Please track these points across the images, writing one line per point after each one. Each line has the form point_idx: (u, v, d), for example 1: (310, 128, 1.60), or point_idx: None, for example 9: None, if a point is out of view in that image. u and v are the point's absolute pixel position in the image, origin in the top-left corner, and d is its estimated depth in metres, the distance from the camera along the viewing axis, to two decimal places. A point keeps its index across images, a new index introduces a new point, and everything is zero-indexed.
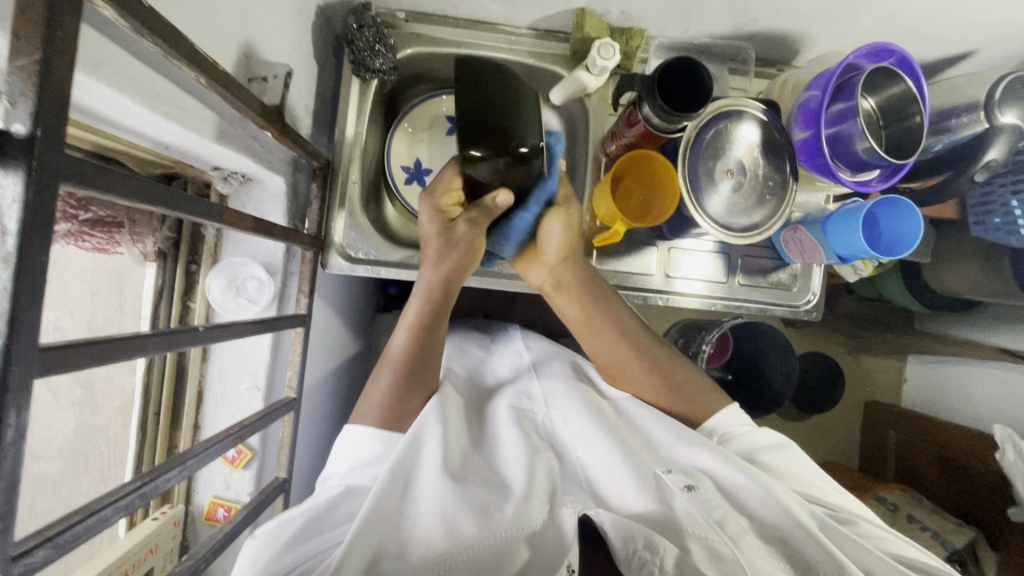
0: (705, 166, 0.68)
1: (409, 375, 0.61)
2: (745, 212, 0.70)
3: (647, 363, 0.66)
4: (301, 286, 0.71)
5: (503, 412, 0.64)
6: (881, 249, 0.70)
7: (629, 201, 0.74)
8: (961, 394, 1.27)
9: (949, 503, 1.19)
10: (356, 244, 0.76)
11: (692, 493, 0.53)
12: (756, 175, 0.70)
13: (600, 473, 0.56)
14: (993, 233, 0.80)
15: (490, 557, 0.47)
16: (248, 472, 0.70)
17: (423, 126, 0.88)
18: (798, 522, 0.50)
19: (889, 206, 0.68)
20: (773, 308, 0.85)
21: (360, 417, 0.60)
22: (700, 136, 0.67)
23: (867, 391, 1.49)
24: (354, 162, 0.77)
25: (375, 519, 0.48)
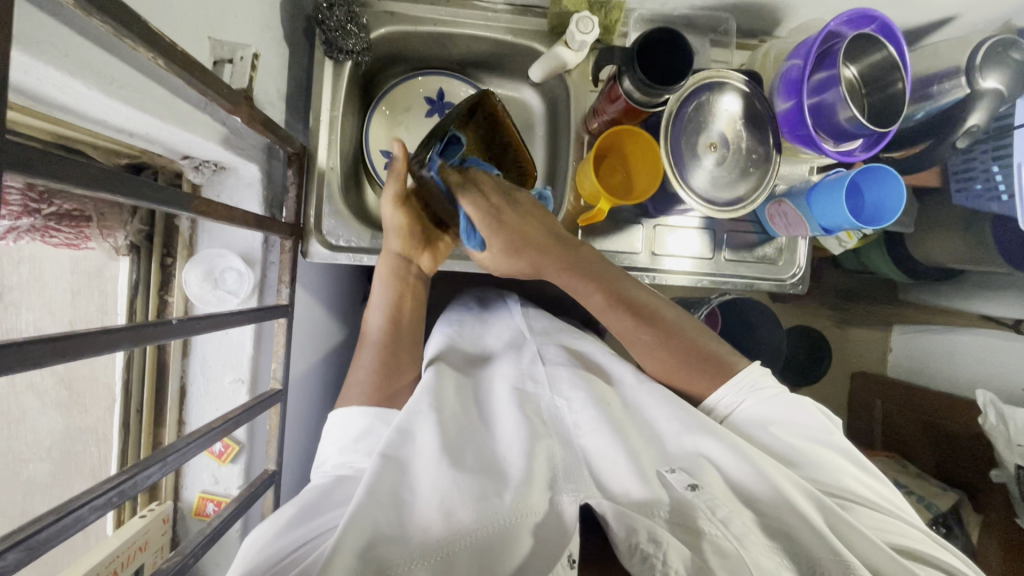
0: (687, 140, 0.68)
1: (385, 355, 0.69)
2: (729, 186, 0.69)
3: (652, 331, 0.68)
4: (282, 276, 0.69)
5: (506, 396, 0.64)
6: (866, 217, 0.69)
7: (612, 176, 0.73)
8: (946, 361, 1.30)
9: (935, 468, 1.23)
10: (336, 231, 0.75)
11: (697, 491, 0.52)
12: (728, 143, 0.69)
13: (603, 462, 0.56)
14: (974, 199, 0.81)
15: (489, 546, 0.47)
16: (236, 466, 0.69)
17: (402, 108, 0.86)
18: (803, 517, 0.50)
19: (871, 174, 0.68)
20: (760, 283, 0.84)
21: (347, 400, 0.65)
22: (683, 109, 0.67)
23: (854, 361, 1.53)
24: (332, 147, 0.75)
25: (370, 503, 0.47)
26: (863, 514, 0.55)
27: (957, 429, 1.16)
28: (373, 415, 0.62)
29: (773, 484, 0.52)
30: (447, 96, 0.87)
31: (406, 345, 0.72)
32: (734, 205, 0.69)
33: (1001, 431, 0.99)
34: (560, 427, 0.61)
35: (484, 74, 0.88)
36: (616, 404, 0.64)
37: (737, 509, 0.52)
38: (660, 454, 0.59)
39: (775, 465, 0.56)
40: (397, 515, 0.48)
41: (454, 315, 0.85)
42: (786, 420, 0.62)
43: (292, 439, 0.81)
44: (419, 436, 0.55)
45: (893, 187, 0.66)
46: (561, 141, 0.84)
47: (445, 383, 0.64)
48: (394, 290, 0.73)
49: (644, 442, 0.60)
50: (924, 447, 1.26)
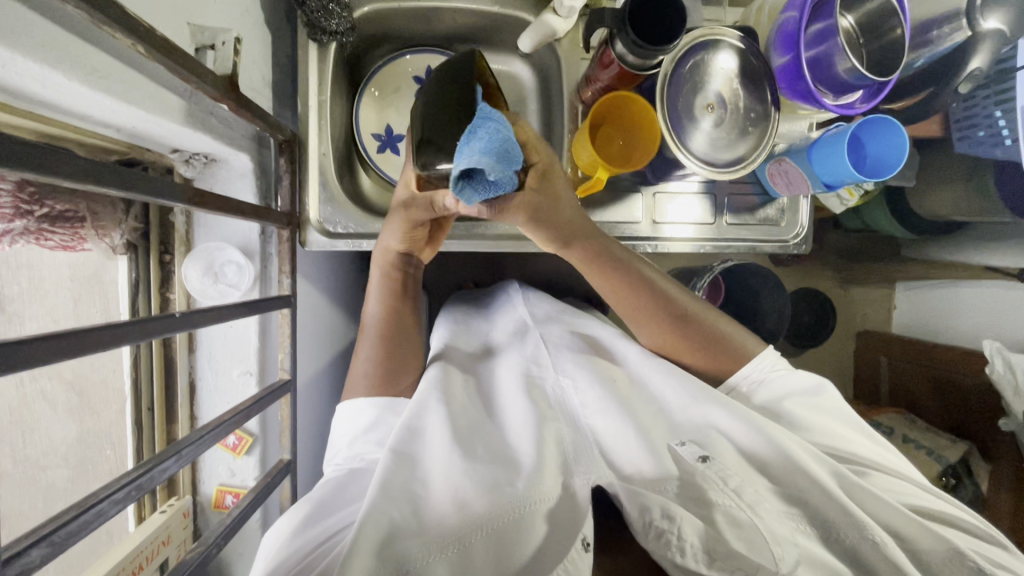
0: (684, 102, 0.66)
1: (389, 342, 0.69)
2: (728, 146, 0.68)
3: (672, 323, 0.68)
4: (282, 266, 0.69)
5: (513, 383, 0.64)
6: (869, 171, 0.68)
7: (607, 145, 0.73)
8: (950, 315, 1.32)
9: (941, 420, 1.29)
10: (333, 218, 0.74)
11: (709, 463, 0.52)
12: (722, 103, 0.67)
13: (610, 439, 0.56)
14: (978, 146, 0.79)
15: (505, 530, 0.47)
16: (251, 457, 0.69)
17: (391, 90, 0.85)
18: (820, 485, 0.51)
19: (872, 125, 0.66)
20: (762, 245, 0.84)
21: (352, 393, 0.65)
22: (678, 70, 0.65)
23: (858, 321, 1.58)
24: (323, 133, 0.74)
25: (383, 499, 0.47)
26: (883, 479, 0.56)
27: (965, 381, 1.21)
28: (381, 406, 0.63)
29: (783, 449, 0.53)
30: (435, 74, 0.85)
31: (407, 332, 0.71)
32: (735, 165, 0.67)
33: (1007, 378, 1.05)
34: (568, 410, 0.61)
35: (472, 49, 0.87)
36: (623, 381, 0.64)
37: (749, 478, 0.53)
38: (668, 429, 0.59)
39: (785, 430, 0.56)
40: (412, 508, 0.48)
41: (455, 315, 0.85)
42: (796, 393, 0.64)
43: (306, 428, 0.82)
44: (425, 430, 0.55)
45: (895, 142, 0.65)
46: (554, 113, 0.82)
47: (447, 377, 0.64)
48: (393, 282, 0.72)
49: (652, 417, 0.60)
50: (933, 401, 1.30)
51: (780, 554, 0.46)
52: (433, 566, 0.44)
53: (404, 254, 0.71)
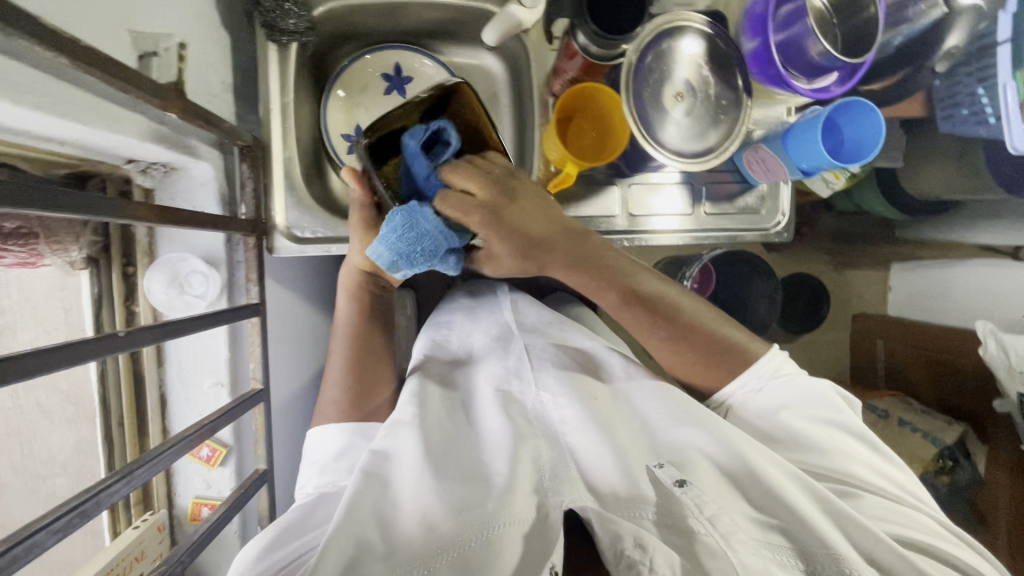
0: (652, 91, 0.62)
1: (358, 368, 0.68)
2: (700, 136, 0.64)
3: (665, 332, 0.67)
4: (249, 274, 0.68)
5: (491, 399, 0.63)
6: (847, 153, 0.65)
7: (580, 139, 0.71)
8: (946, 295, 1.35)
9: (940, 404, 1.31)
10: (301, 223, 0.72)
11: (685, 488, 0.52)
12: (686, 83, 0.63)
13: (589, 458, 0.56)
14: (962, 125, 0.77)
15: (474, 553, 0.46)
16: (226, 468, 0.69)
17: (359, 89, 0.83)
18: (795, 508, 0.51)
19: (848, 108, 0.64)
20: (744, 234, 0.82)
21: (322, 419, 0.65)
22: (642, 58, 0.61)
23: (855, 304, 1.58)
24: (287, 137, 0.72)
25: (349, 522, 0.47)
26: (867, 502, 0.56)
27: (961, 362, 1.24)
28: (352, 431, 0.62)
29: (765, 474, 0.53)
30: (404, 70, 0.84)
31: (377, 353, 0.71)
32: (706, 156, 0.64)
33: (1003, 360, 1.05)
34: (547, 429, 0.60)
35: (440, 44, 0.85)
36: (605, 397, 0.64)
37: (730, 501, 0.52)
38: (649, 448, 0.58)
39: (764, 450, 0.56)
40: (379, 531, 0.48)
41: (443, 313, 0.83)
42: (792, 404, 0.64)
43: (288, 436, 0.81)
44: (398, 449, 0.55)
45: (871, 120, 0.63)
46: (525, 107, 0.80)
47: (428, 392, 0.64)
48: (360, 302, 0.71)
49: (633, 436, 0.60)
50: (929, 381, 1.33)
51: None
52: None
53: (370, 272, 0.71)
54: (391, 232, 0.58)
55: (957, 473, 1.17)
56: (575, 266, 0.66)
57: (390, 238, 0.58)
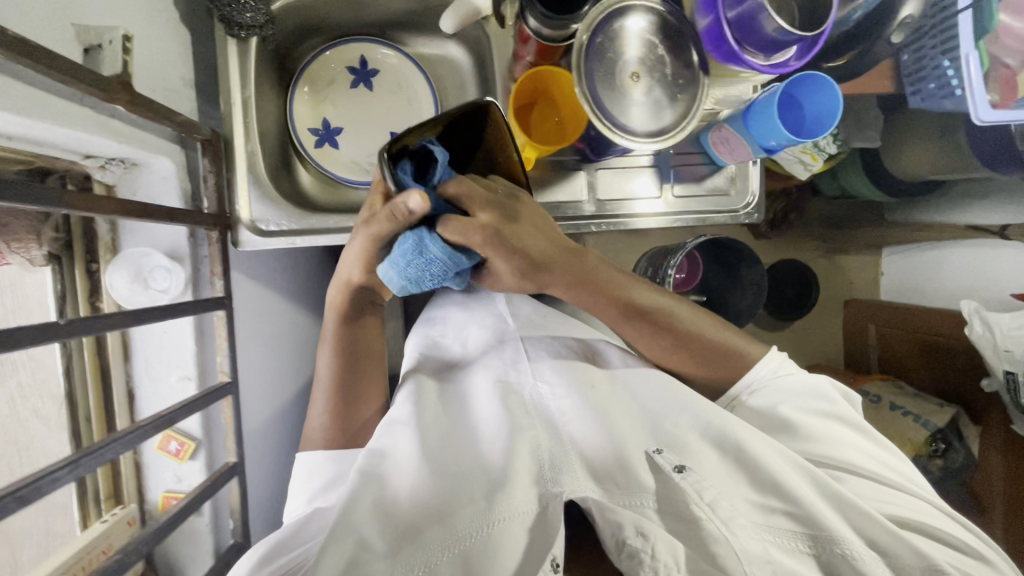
0: (606, 72, 0.61)
1: (341, 394, 0.67)
2: (656, 117, 0.63)
3: (671, 342, 0.66)
4: (214, 268, 0.68)
5: (488, 391, 0.66)
6: (808, 128, 0.65)
7: (545, 128, 0.71)
8: (938, 276, 1.41)
9: (931, 384, 1.38)
10: (266, 217, 0.72)
11: (684, 474, 0.54)
12: (637, 60, 0.63)
13: (587, 444, 0.59)
14: (930, 99, 0.76)
15: (477, 549, 0.50)
16: (196, 462, 0.69)
17: (325, 82, 0.83)
18: (798, 497, 0.53)
19: (805, 83, 0.64)
20: (713, 216, 0.81)
21: (308, 444, 0.67)
22: (594, 39, 0.61)
23: (846, 290, 1.65)
24: (250, 131, 0.72)
25: (346, 524, 0.50)
26: (863, 485, 0.59)
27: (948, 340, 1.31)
28: (336, 459, 0.64)
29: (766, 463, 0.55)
30: (370, 63, 0.84)
31: (364, 378, 0.68)
32: (662, 138, 0.63)
33: (987, 338, 1.04)
34: (546, 418, 0.63)
35: (404, 35, 0.85)
36: (604, 383, 0.66)
37: (732, 485, 0.55)
38: (646, 430, 0.61)
39: (763, 437, 0.59)
40: (379, 527, 0.52)
41: (436, 307, 0.81)
42: (795, 394, 0.65)
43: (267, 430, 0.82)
44: (396, 447, 0.58)
45: (827, 97, 0.62)
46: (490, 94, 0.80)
47: (424, 391, 0.66)
48: (350, 322, 0.67)
49: (632, 422, 0.61)
50: (921, 364, 1.40)
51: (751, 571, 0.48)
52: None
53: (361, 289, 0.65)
54: (400, 257, 0.54)
55: (950, 457, 1.25)
56: (573, 288, 0.64)
57: (399, 263, 0.55)
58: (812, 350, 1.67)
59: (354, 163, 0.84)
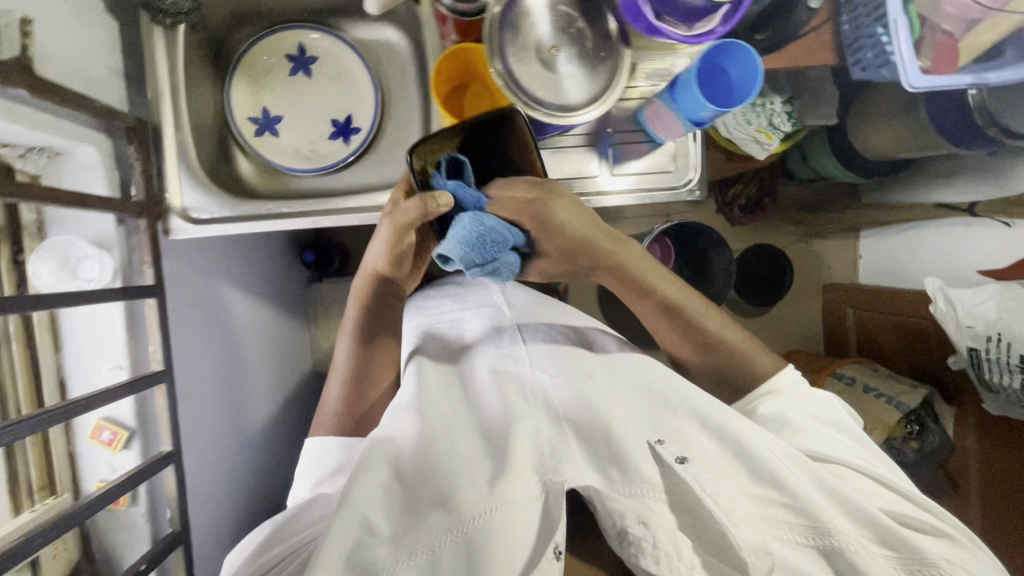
0: (524, 46, 0.61)
1: (354, 379, 0.73)
2: (576, 91, 0.63)
3: (689, 341, 0.68)
4: (144, 255, 0.69)
5: (486, 380, 0.67)
6: (738, 90, 0.65)
7: (479, 106, 0.71)
8: (911, 257, 1.40)
9: (905, 365, 1.37)
10: (197, 205, 0.73)
11: (685, 465, 0.54)
12: (546, 23, 0.61)
13: (585, 431, 0.58)
14: (870, 69, 0.76)
15: (475, 540, 0.50)
16: (130, 450, 0.70)
17: (263, 70, 0.83)
18: (798, 491, 0.52)
19: (729, 52, 0.63)
20: (653, 194, 0.80)
21: (319, 427, 0.73)
22: (511, 12, 0.60)
23: (825, 274, 1.64)
24: (180, 119, 0.72)
25: (341, 520, 0.50)
26: (859, 477, 0.58)
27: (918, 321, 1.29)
28: (342, 444, 0.70)
29: (766, 457, 0.54)
30: (308, 50, 0.83)
31: (378, 366, 0.75)
32: (582, 113, 0.63)
33: (949, 313, 1.03)
34: (544, 405, 0.62)
35: (342, 21, 0.84)
36: (597, 367, 0.66)
37: (729, 475, 0.54)
38: (643, 418, 0.60)
39: (764, 431, 0.57)
40: (383, 512, 0.52)
41: (430, 292, 0.83)
42: (806, 398, 0.64)
43: (214, 419, 0.82)
44: (399, 436, 0.59)
45: (744, 57, 0.62)
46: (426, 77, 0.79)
47: (425, 376, 0.67)
48: (370, 308, 0.73)
49: (630, 409, 0.60)
50: (896, 345, 1.38)
51: (754, 565, 0.48)
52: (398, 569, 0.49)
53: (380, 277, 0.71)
54: (462, 234, 0.55)
55: (926, 438, 1.24)
56: (617, 275, 0.67)
57: (460, 241, 0.55)
58: (790, 334, 1.66)
59: (295, 151, 0.84)
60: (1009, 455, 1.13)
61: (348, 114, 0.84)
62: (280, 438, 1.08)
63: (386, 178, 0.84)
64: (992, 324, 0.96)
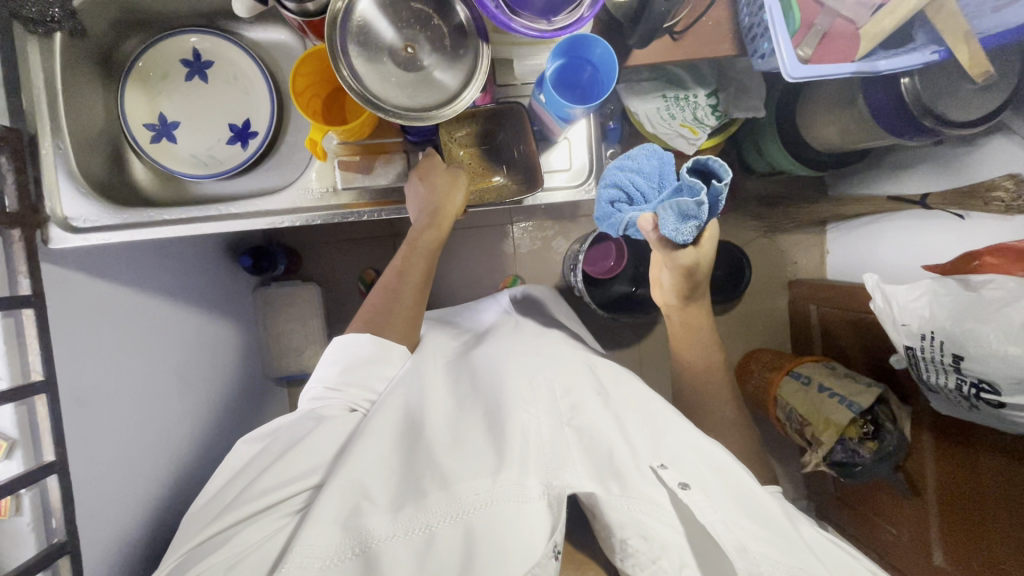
0: (375, 43, 0.59)
1: (397, 288, 0.81)
2: (433, 88, 0.61)
3: (701, 358, 0.85)
4: (21, 266, 0.69)
5: (498, 370, 0.78)
6: (604, 75, 0.64)
7: (358, 108, 0.71)
8: (869, 251, 1.34)
9: (865, 364, 1.32)
10: (76, 212, 0.74)
11: (685, 491, 0.64)
12: (397, 19, 0.60)
13: (595, 444, 0.70)
14: (767, 60, 0.73)
15: (479, 523, 0.60)
16: (12, 461, 0.69)
17: (158, 76, 0.82)
18: (780, 531, 0.64)
19: (578, 42, 0.62)
20: (552, 192, 0.77)
21: (354, 322, 0.81)
22: (361, 6, 0.58)
23: (790, 270, 1.59)
24: (59, 128, 0.73)
25: (350, 478, 0.63)
26: (833, 541, 0.68)
27: (872, 318, 1.24)
28: (371, 340, 0.77)
29: (758, 503, 0.65)
30: (203, 54, 0.83)
31: (420, 289, 0.83)
32: (441, 110, 0.61)
33: (885, 310, 0.99)
34: (552, 413, 0.73)
35: (237, 23, 0.84)
36: (600, 387, 0.76)
37: (724, 507, 0.64)
38: (651, 444, 0.69)
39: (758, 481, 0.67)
40: (379, 489, 0.64)
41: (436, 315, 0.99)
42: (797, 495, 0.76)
43: (120, 427, 0.83)
44: (428, 430, 0.70)
45: (591, 43, 0.62)
46: None
47: (457, 386, 0.79)
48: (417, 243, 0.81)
49: (642, 434, 0.71)
50: (857, 343, 1.33)
51: None
52: (388, 538, 0.59)
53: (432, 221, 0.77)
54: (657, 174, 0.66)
55: (884, 439, 1.16)
56: (682, 321, 0.83)
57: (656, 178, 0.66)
58: (756, 333, 1.61)
59: (193, 157, 0.83)
60: (963, 463, 1.05)
61: (246, 118, 0.84)
62: (214, 442, 1.08)
63: (285, 182, 0.83)
64: (926, 322, 0.92)
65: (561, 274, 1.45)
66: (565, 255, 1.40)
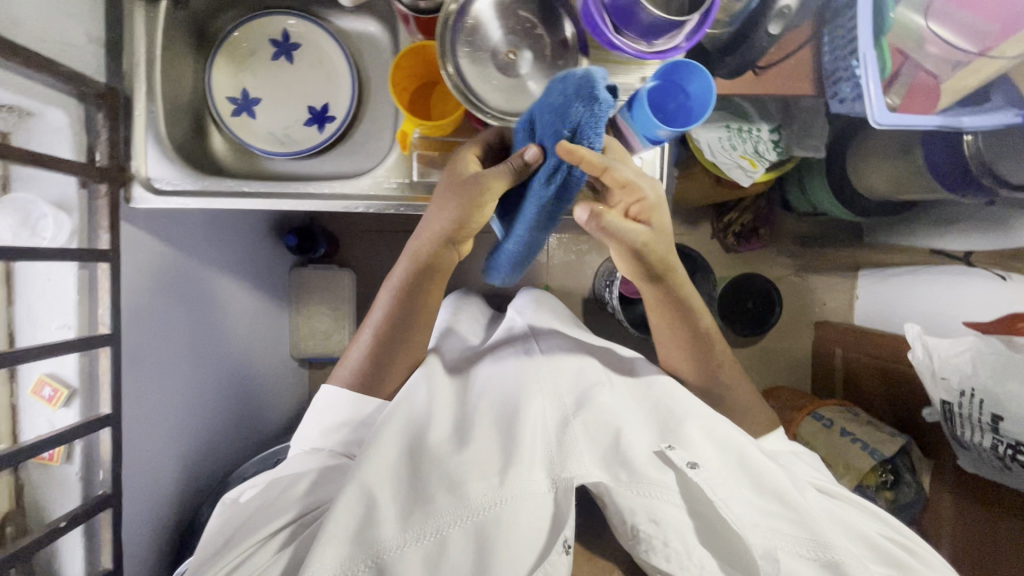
0: (479, 44, 0.61)
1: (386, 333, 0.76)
2: (526, 93, 0.63)
3: (687, 344, 0.80)
4: (103, 220, 0.71)
5: (510, 369, 0.80)
6: (695, 106, 0.64)
7: (446, 105, 0.73)
8: (904, 301, 1.32)
9: (887, 414, 1.31)
10: (160, 175, 0.76)
11: (696, 468, 0.64)
12: (505, 25, 0.62)
13: (606, 438, 0.69)
14: (847, 103, 0.76)
15: (488, 521, 0.60)
16: (70, 409, 0.70)
17: (246, 53, 0.85)
18: (790, 499, 0.64)
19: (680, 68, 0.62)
20: None
21: (335, 378, 0.78)
22: (468, 8, 0.60)
23: (817, 311, 1.59)
24: (153, 91, 0.75)
25: (359, 474, 0.63)
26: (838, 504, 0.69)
27: (902, 368, 1.24)
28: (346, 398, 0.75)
29: (766, 477, 0.66)
30: (292, 36, 0.85)
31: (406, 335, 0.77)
32: None
33: (926, 362, 0.99)
34: (559, 406, 0.73)
35: (328, 11, 0.86)
36: (607, 385, 0.77)
37: (732, 484, 0.65)
38: (652, 435, 0.70)
39: (761, 452, 0.69)
40: (389, 493, 0.63)
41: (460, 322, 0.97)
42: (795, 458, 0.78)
43: (162, 389, 0.83)
44: (433, 434, 0.70)
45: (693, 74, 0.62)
46: None
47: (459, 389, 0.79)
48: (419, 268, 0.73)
49: (643, 425, 0.72)
50: (880, 391, 1.33)
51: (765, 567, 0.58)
52: (399, 544, 0.59)
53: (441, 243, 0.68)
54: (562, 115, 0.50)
55: (901, 489, 1.15)
56: (674, 307, 0.77)
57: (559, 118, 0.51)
58: (776, 369, 1.61)
59: (270, 134, 0.85)
60: (980, 521, 1.05)
61: (325, 102, 0.86)
62: (240, 405, 1.09)
63: (354, 168, 0.86)
64: (967, 378, 0.92)
65: (592, 289, 1.46)
66: (599, 269, 1.41)
